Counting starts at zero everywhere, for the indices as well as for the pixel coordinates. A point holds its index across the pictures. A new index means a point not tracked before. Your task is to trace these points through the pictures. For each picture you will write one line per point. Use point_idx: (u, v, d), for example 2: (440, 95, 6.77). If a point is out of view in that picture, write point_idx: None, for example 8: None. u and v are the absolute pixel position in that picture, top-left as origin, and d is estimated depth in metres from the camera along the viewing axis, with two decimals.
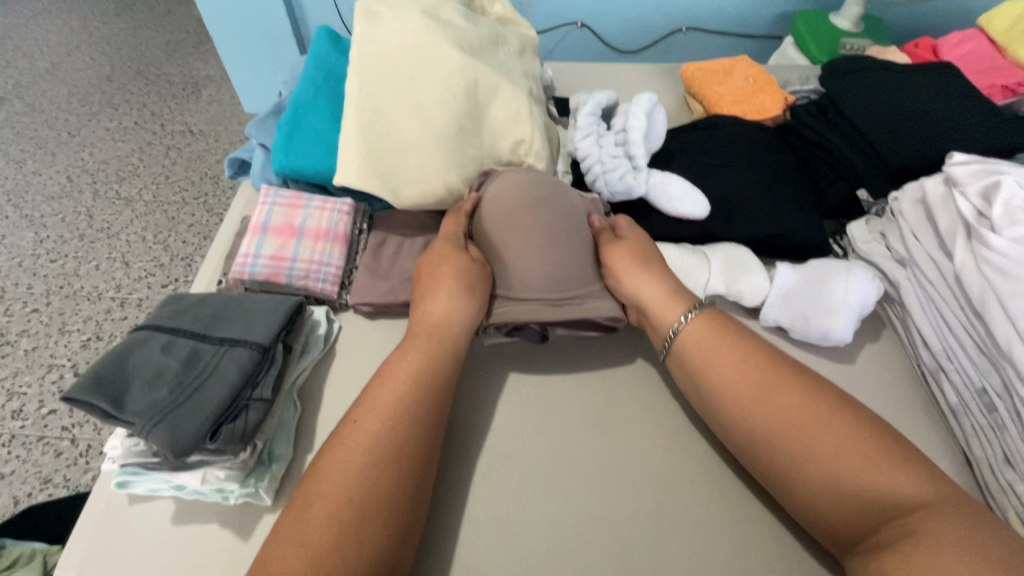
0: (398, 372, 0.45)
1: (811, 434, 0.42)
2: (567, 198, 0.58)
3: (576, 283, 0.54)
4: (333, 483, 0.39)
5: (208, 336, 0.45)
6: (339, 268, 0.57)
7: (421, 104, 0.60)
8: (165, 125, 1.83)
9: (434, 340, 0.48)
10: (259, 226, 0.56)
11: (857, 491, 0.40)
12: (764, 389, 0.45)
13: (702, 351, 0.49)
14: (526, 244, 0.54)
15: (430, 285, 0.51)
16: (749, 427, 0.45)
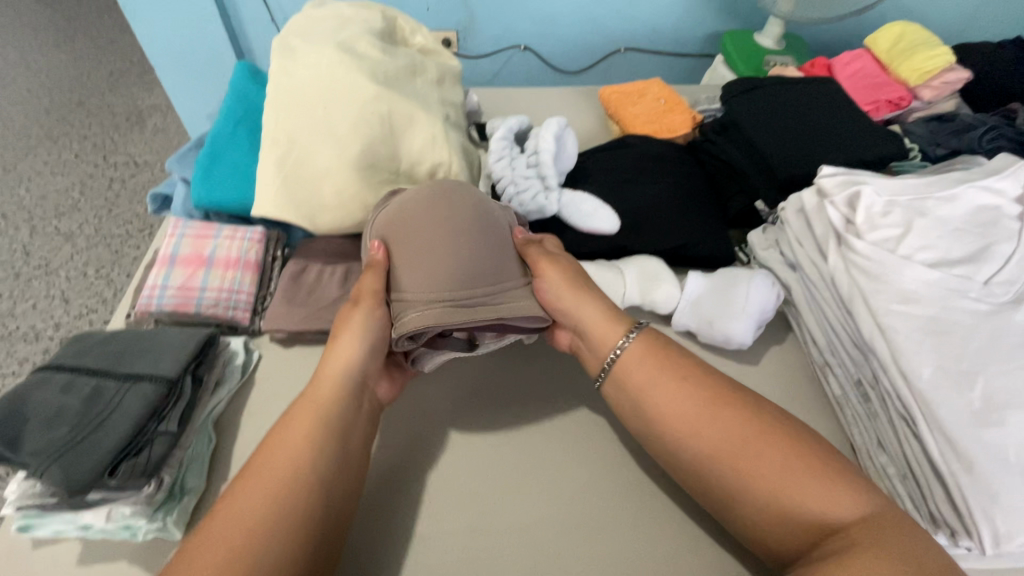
0: (303, 419, 0.46)
1: (752, 454, 0.44)
2: (460, 202, 0.56)
3: (484, 290, 0.53)
4: (240, 519, 0.40)
5: (112, 372, 0.45)
6: (249, 294, 0.59)
7: (335, 135, 0.62)
8: (107, 157, 1.79)
9: (337, 380, 0.50)
10: (168, 258, 0.57)
11: (799, 509, 0.41)
12: (707, 414, 0.47)
13: (643, 380, 0.51)
14: (424, 256, 0.53)
15: (348, 332, 0.52)
16: (694, 455, 0.46)
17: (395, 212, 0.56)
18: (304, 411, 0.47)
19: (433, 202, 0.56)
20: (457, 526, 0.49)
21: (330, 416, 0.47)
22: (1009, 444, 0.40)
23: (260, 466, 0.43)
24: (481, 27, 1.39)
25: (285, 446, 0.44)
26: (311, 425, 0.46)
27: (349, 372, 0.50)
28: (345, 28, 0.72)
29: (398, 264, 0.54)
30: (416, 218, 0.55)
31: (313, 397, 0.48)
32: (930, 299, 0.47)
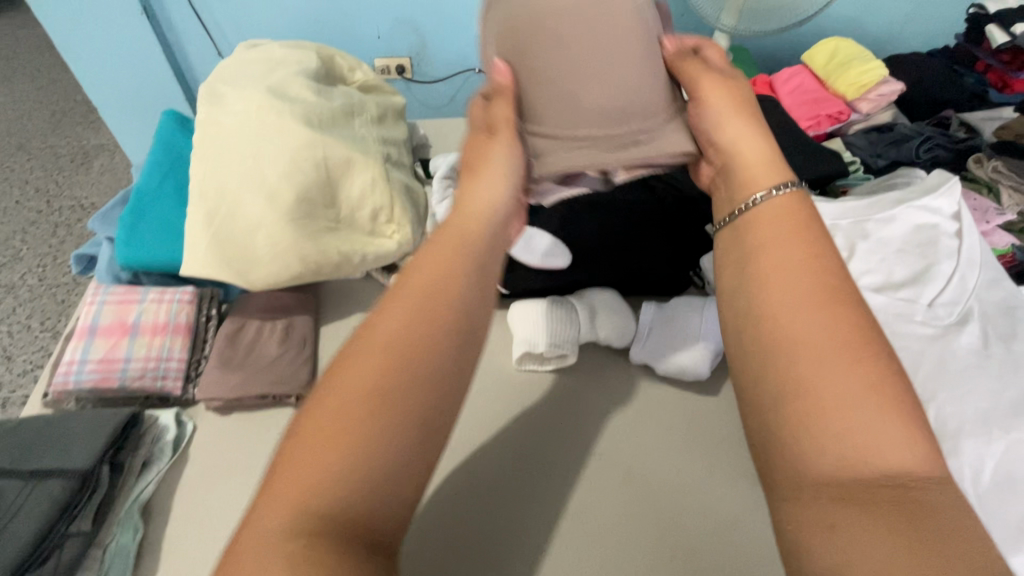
0: (400, 305, 0.34)
1: (827, 365, 0.32)
2: (613, 22, 0.46)
3: (625, 117, 0.47)
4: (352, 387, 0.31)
5: (17, 469, 0.42)
6: (181, 361, 0.55)
7: (268, 184, 0.59)
8: (51, 202, 1.70)
9: (469, 247, 0.39)
10: (87, 329, 0.53)
11: (844, 453, 0.30)
12: (822, 305, 0.34)
13: (770, 235, 0.38)
14: (560, 79, 0.46)
15: (479, 184, 0.44)
16: (776, 344, 0.34)
17: (522, 9, 0.46)
18: (412, 291, 0.35)
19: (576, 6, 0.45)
20: None
21: (453, 322, 0.35)
22: (966, 474, 0.39)
23: (348, 364, 0.32)
24: (434, 52, 1.38)
25: (379, 348, 0.33)
26: (411, 319, 0.34)
27: (484, 238, 0.40)
28: (277, 70, 0.69)
29: (523, 86, 0.48)
30: (549, 17, 0.46)
31: (431, 267, 0.36)
32: (877, 326, 0.46)
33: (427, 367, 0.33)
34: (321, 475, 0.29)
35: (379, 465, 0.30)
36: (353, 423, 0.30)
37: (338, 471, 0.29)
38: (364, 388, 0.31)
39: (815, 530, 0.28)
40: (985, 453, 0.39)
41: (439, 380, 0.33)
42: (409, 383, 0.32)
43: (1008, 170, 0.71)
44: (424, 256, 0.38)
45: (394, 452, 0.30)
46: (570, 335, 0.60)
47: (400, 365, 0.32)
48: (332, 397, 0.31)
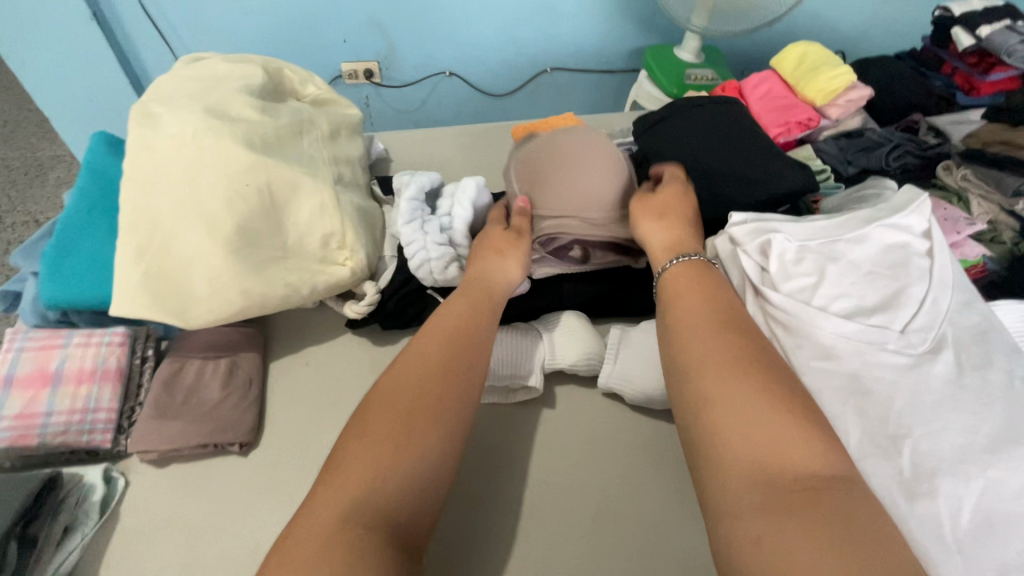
0: (428, 348, 0.43)
1: (731, 391, 0.37)
2: (604, 152, 0.60)
3: (598, 206, 0.58)
4: (390, 405, 0.38)
5: None
6: (111, 410, 0.50)
7: (205, 213, 0.55)
8: (3, 217, 1.62)
9: (482, 306, 0.49)
10: (2, 380, 0.49)
11: (762, 466, 0.34)
12: (729, 341, 0.40)
13: (681, 288, 0.46)
14: (562, 181, 0.58)
15: (488, 254, 0.54)
16: (694, 378, 0.39)
17: (539, 142, 0.62)
18: (435, 337, 0.44)
19: (583, 142, 0.60)
20: None
21: (467, 362, 0.43)
22: (944, 516, 0.37)
23: (385, 394, 0.39)
24: (402, 56, 1.33)
25: (413, 381, 0.40)
26: (440, 358, 0.42)
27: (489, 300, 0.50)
28: (218, 87, 0.65)
29: (536, 187, 0.60)
30: (558, 146, 0.60)
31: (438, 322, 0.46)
32: (849, 355, 0.44)
33: (451, 395, 0.40)
34: (373, 482, 0.34)
35: (411, 471, 0.36)
36: (394, 439, 0.36)
37: (385, 477, 0.35)
38: (401, 411, 0.38)
39: (747, 543, 0.31)
40: (962, 493, 0.37)
41: (462, 406, 0.40)
42: (437, 407, 0.39)
43: (978, 178, 0.70)
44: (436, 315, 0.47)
45: (423, 462, 0.36)
46: (535, 366, 0.57)
47: (428, 393, 0.39)
48: (377, 420, 0.37)
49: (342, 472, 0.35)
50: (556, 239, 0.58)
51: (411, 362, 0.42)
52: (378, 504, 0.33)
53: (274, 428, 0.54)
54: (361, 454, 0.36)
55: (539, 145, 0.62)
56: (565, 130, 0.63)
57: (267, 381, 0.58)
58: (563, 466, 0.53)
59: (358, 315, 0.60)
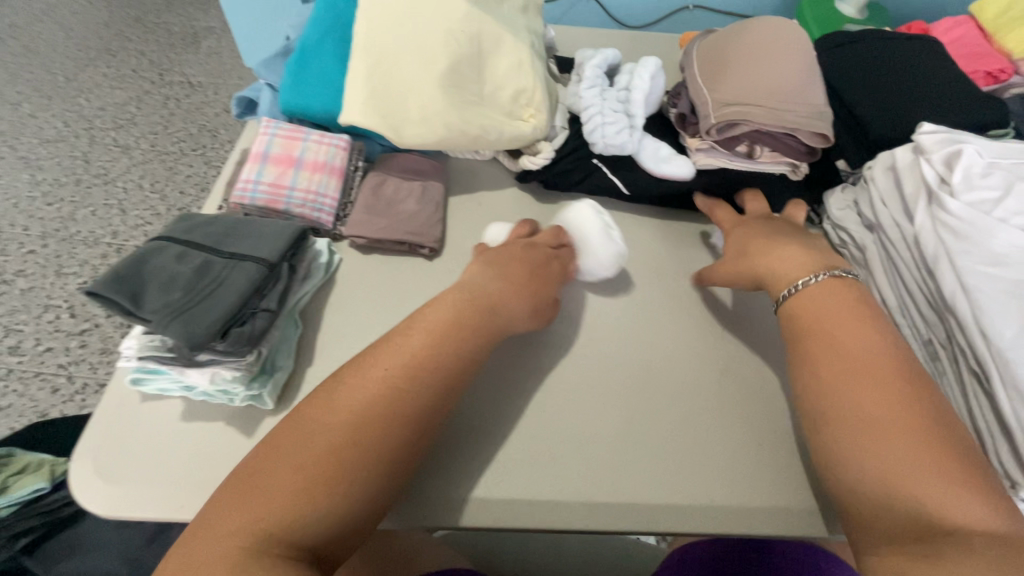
0: (377, 376, 0.42)
1: (885, 426, 0.40)
2: (764, 45, 0.64)
3: (782, 99, 0.61)
4: (295, 443, 0.38)
5: (219, 250, 0.48)
6: (334, 200, 0.61)
7: (426, 50, 0.63)
8: (164, 75, 1.80)
9: (460, 330, 0.46)
10: (261, 155, 0.60)
11: (903, 494, 0.37)
12: (877, 379, 0.42)
13: (823, 319, 0.46)
14: (741, 70, 0.63)
15: (509, 275, 0.51)
16: (828, 408, 0.43)
17: (726, 36, 0.67)
18: (390, 364, 0.43)
19: (758, 39, 0.64)
20: (512, 436, 0.51)
21: (425, 392, 0.42)
22: None
23: (304, 432, 0.38)
24: None
25: (354, 415, 0.40)
26: (363, 406, 0.40)
27: (476, 319, 0.47)
28: None
29: (716, 74, 0.64)
30: (739, 40, 0.65)
31: (412, 336, 0.45)
32: (1019, 263, 0.47)
33: (386, 434, 0.40)
34: (284, 513, 0.35)
35: (326, 525, 0.36)
36: (316, 483, 0.36)
37: (297, 515, 0.35)
38: (337, 449, 0.38)
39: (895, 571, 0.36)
40: None
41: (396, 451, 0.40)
42: (376, 448, 0.39)
43: None
44: (411, 329, 0.46)
45: (356, 502, 0.37)
46: None
47: (371, 432, 0.39)
48: (308, 454, 0.37)
49: (242, 500, 0.35)
50: (737, 123, 0.61)
51: (354, 392, 0.41)
52: (300, 542, 0.35)
53: (451, 248, 0.63)
54: (283, 478, 0.36)
55: (711, 49, 0.67)
56: (736, 27, 0.67)
57: (447, 211, 0.67)
58: (693, 330, 0.59)
59: (533, 167, 0.67)
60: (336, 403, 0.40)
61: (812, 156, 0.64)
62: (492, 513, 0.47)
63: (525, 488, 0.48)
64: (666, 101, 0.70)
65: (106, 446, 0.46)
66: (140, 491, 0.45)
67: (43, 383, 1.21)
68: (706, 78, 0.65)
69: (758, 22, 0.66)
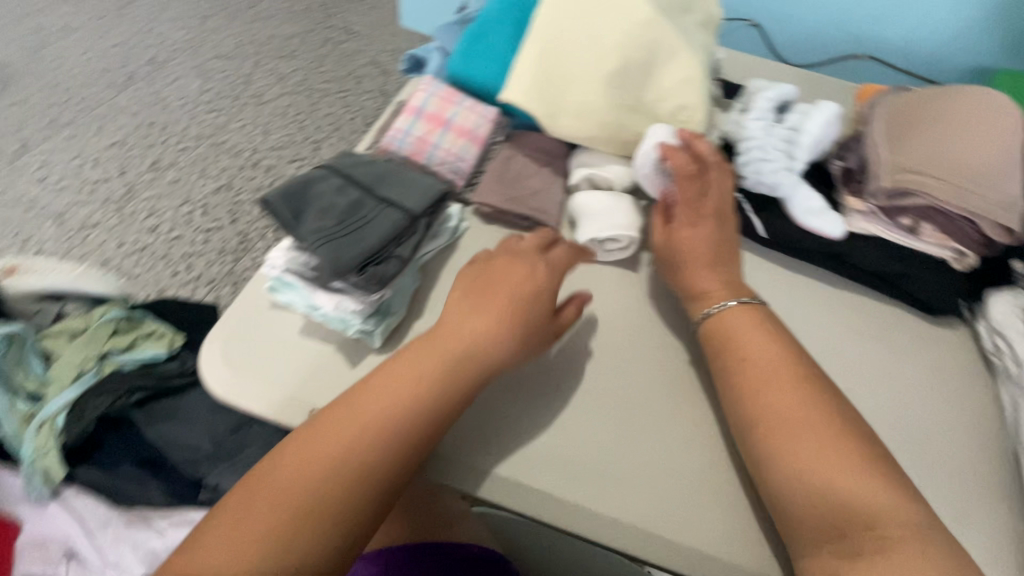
0: (332, 437, 0.41)
1: (805, 432, 0.43)
2: (966, 114, 0.58)
3: (972, 178, 0.56)
4: (258, 496, 0.39)
5: (372, 192, 0.52)
6: (469, 166, 0.64)
7: (601, 46, 0.62)
8: (330, 17, 1.94)
9: (435, 375, 0.43)
10: (416, 109, 0.63)
11: (830, 495, 0.40)
12: (793, 382, 0.45)
13: (736, 337, 0.49)
14: (930, 136, 0.58)
15: (480, 307, 0.46)
16: (756, 432, 0.45)
17: (920, 96, 0.61)
18: (347, 414, 0.42)
19: (961, 106, 0.58)
20: (588, 443, 0.50)
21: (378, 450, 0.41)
22: None
23: (261, 489, 0.39)
24: None
25: (299, 483, 0.39)
26: (323, 461, 0.40)
27: (445, 380, 0.43)
28: None
29: (901, 135, 0.59)
30: (937, 103, 0.60)
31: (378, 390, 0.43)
32: None
33: (333, 498, 0.39)
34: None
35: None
36: (256, 544, 0.37)
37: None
38: (267, 521, 0.38)
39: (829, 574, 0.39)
40: None
41: (354, 509, 0.39)
42: (318, 518, 0.38)
43: None
44: (376, 381, 0.43)
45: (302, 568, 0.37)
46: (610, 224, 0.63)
47: (324, 489, 0.39)
48: (241, 521, 0.38)
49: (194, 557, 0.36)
50: (910, 192, 0.57)
51: (298, 455, 0.40)
52: None
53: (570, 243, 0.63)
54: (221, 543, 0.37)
55: (904, 108, 0.62)
56: (934, 90, 0.61)
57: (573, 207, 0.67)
58: None
59: None
60: (298, 454, 0.40)
61: (986, 248, 0.58)
62: (551, 511, 0.47)
63: (589, 498, 0.47)
64: (831, 151, 0.66)
65: (236, 338, 0.52)
66: (254, 385, 0.50)
67: (168, 265, 1.37)
68: (886, 138, 0.60)
69: (963, 90, 0.60)
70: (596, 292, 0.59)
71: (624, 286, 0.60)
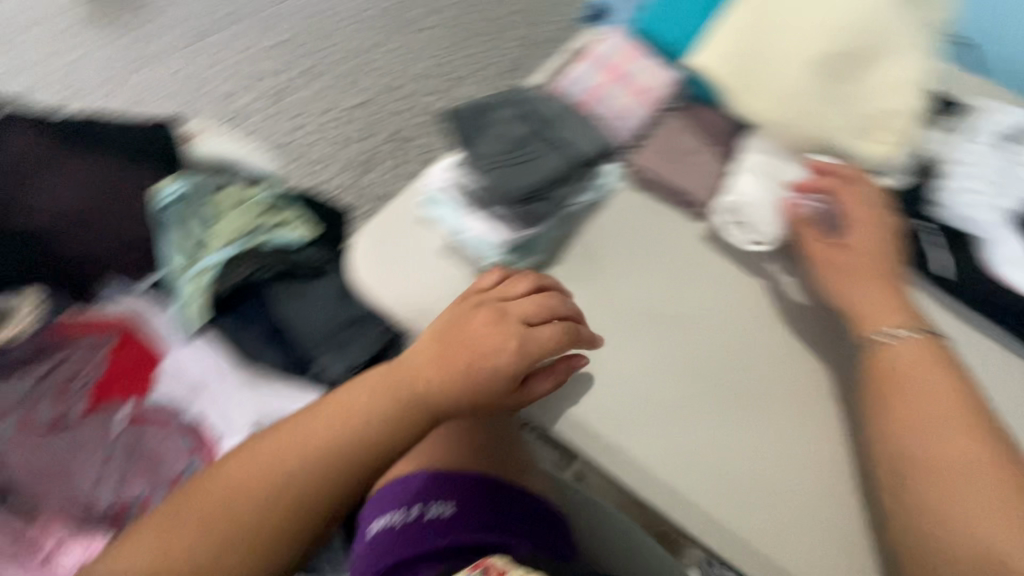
0: (259, 473, 0.51)
1: (971, 480, 0.42)
2: None
3: None
4: (195, 509, 0.50)
5: (544, 130, 0.51)
6: (634, 127, 0.62)
7: (817, 25, 0.56)
8: None
9: (388, 393, 0.52)
10: (599, 59, 0.63)
11: (987, 545, 0.40)
12: (967, 430, 0.44)
13: (908, 369, 0.48)
14: None
15: (445, 358, 0.50)
16: (910, 468, 0.44)
17: None
18: (309, 433, 0.53)
19: None
20: (699, 435, 0.50)
21: (292, 496, 0.51)
22: None
23: (201, 498, 0.51)
24: None
25: (206, 534, 0.49)
26: (283, 458, 0.52)
27: (402, 409, 0.52)
28: None
29: None
30: None
31: (298, 448, 0.52)
32: None
33: (240, 541, 0.49)
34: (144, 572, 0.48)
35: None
36: (175, 552, 0.48)
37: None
38: (193, 529, 0.49)
39: None
40: None
41: (286, 502, 0.51)
42: (236, 539, 0.49)
43: None
44: (274, 455, 0.52)
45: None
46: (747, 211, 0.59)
47: (272, 480, 0.51)
48: (172, 531, 0.49)
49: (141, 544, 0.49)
50: None
51: (205, 503, 0.51)
52: None
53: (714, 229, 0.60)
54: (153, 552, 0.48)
55: None
56: None
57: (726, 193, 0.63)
58: None
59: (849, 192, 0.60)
60: (276, 439, 0.53)
61: None
62: (634, 483, 0.48)
63: (687, 486, 0.48)
64: None
65: (382, 238, 0.54)
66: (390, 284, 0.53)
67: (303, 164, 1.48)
68: None
69: None
70: (727, 288, 0.57)
71: (762, 291, 0.57)
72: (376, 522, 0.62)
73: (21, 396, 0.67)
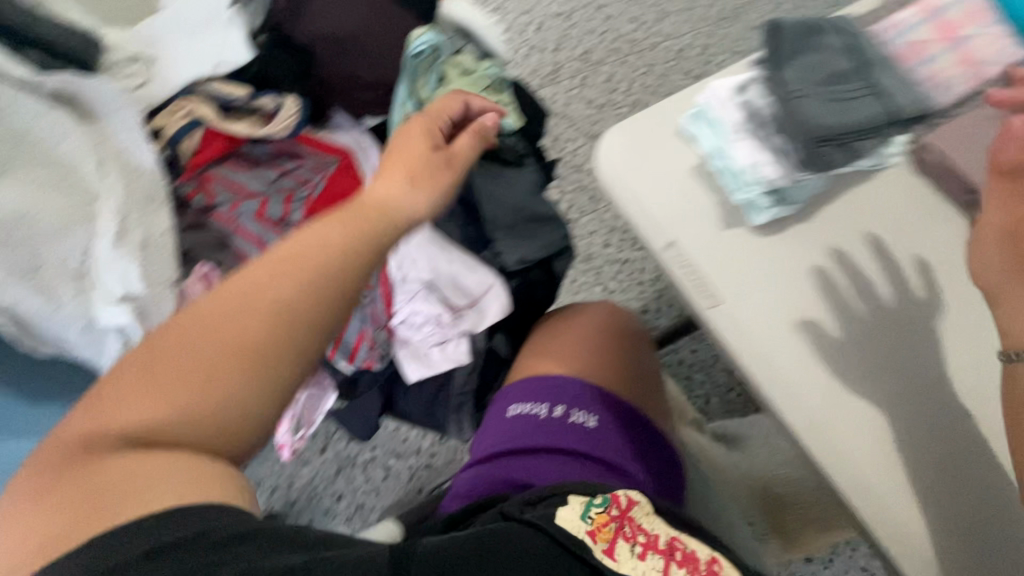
0: (218, 325, 0.46)
1: None
2: None
3: None
4: (137, 369, 0.45)
5: (860, 73, 0.53)
6: (953, 95, 0.54)
7: None
8: None
9: (348, 221, 0.51)
10: (935, 11, 0.55)
11: None
12: None
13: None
14: None
15: (405, 171, 0.54)
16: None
17: None
18: (241, 282, 0.47)
19: None
20: (869, 418, 0.52)
21: (261, 324, 0.46)
22: None
23: (150, 354, 0.46)
24: None
25: (146, 406, 0.44)
26: (223, 305, 0.46)
27: (361, 236, 0.51)
28: None
29: None
30: None
31: (238, 304, 0.47)
32: None
33: (206, 390, 0.45)
34: (106, 422, 0.44)
35: (142, 423, 0.44)
36: (139, 395, 0.44)
37: (121, 421, 0.44)
38: (151, 385, 0.45)
39: None
40: None
41: (242, 360, 0.45)
42: (204, 385, 0.45)
43: None
44: (200, 322, 0.46)
45: (182, 420, 0.44)
46: None
47: (221, 332, 0.46)
48: (45, 502, 0.41)
49: (97, 406, 0.45)
50: None
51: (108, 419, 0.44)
52: (112, 431, 0.44)
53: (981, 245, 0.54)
54: (19, 528, 0.41)
55: None
56: None
57: None
58: None
59: None
60: (203, 313, 0.46)
61: None
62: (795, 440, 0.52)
63: (845, 463, 0.51)
64: None
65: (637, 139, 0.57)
66: (632, 185, 0.57)
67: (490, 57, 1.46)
68: None
69: None
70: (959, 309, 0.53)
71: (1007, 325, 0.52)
72: (515, 406, 0.65)
73: (260, 185, 0.70)
